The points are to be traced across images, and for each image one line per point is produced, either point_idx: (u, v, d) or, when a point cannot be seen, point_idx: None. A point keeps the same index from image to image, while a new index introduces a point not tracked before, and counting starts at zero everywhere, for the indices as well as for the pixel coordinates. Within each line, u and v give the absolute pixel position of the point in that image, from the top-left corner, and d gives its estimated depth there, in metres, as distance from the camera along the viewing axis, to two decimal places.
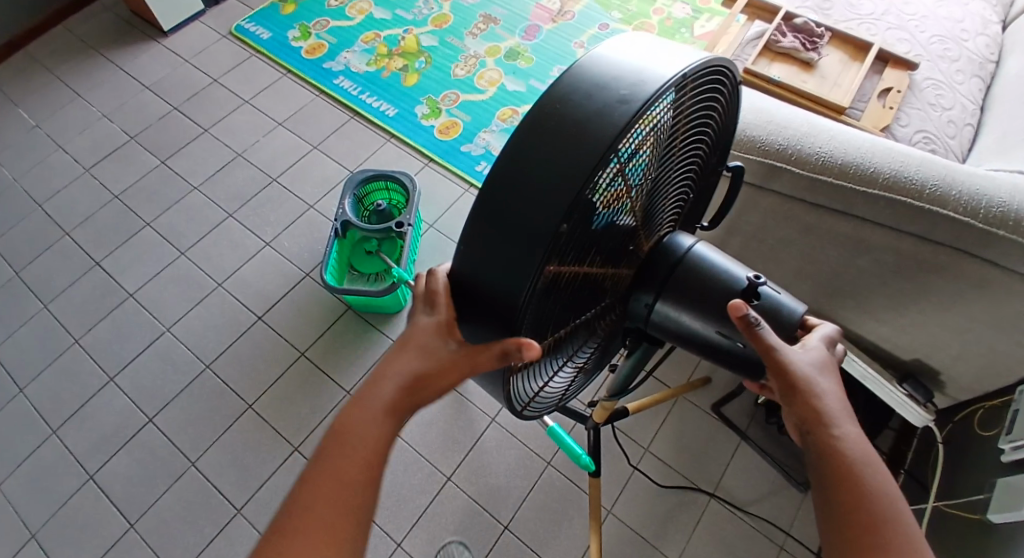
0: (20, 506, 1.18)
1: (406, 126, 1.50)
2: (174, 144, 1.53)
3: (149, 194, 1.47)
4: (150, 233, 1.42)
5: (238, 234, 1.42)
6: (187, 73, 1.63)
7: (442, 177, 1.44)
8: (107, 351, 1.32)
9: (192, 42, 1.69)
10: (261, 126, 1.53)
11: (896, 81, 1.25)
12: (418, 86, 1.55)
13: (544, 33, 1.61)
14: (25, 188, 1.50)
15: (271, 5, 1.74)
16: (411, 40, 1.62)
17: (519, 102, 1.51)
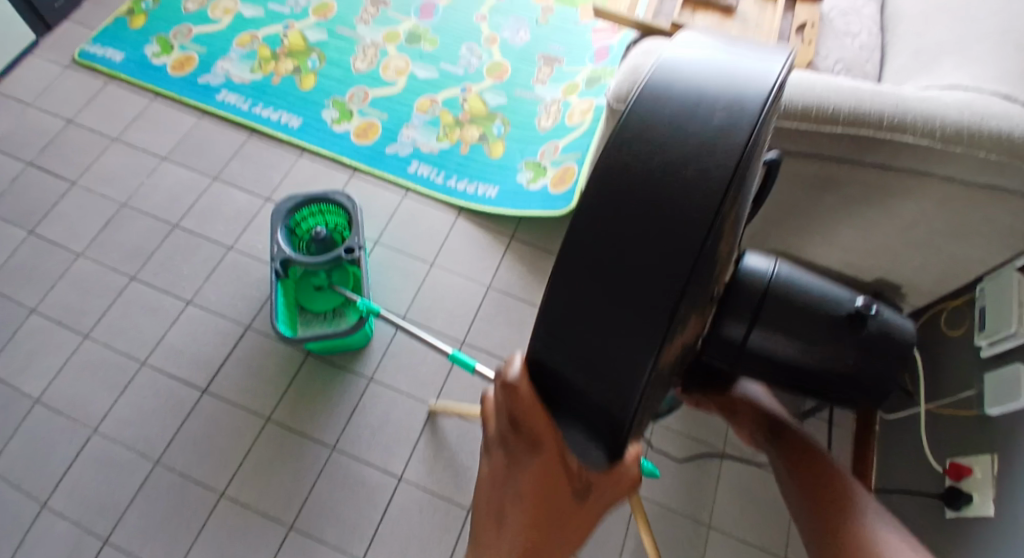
0: None
1: (316, 136, 1.36)
2: (37, 207, 1.28)
3: (24, 276, 1.23)
4: (40, 321, 1.19)
5: (151, 298, 1.22)
6: (32, 119, 1.37)
7: (372, 186, 1.32)
8: (31, 471, 1.09)
9: (27, 82, 1.41)
10: (140, 168, 1.32)
11: (808, 15, 1.28)
12: (316, 89, 1.41)
13: (440, 10, 1.53)
14: None
15: (115, 20, 1.49)
16: (296, 37, 1.47)
17: (435, 90, 1.42)
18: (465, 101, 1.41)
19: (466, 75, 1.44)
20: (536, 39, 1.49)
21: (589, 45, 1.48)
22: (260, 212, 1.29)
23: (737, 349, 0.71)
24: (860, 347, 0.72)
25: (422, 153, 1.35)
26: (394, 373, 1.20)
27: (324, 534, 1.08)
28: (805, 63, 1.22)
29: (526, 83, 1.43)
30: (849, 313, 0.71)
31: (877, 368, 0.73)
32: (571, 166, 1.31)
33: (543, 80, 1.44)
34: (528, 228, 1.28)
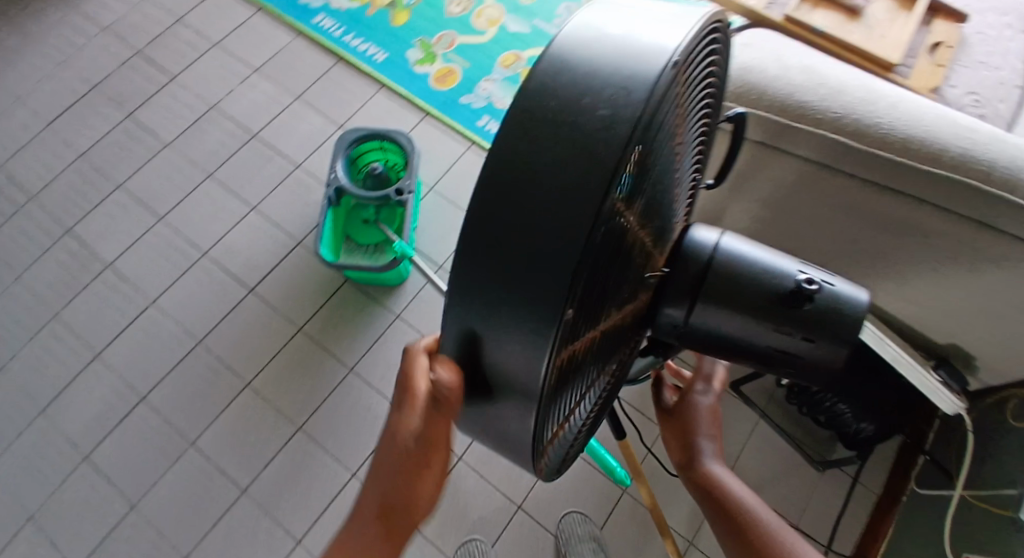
0: (15, 489, 1.13)
1: (398, 74, 1.46)
2: (141, 96, 1.43)
3: (117, 155, 1.37)
4: (123, 197, 1.34)
5: (221, 196, 1.34)
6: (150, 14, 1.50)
7: (440, 132, 1.41)
8: (91, 324, 1.24)
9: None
10: (234, 77, 1.45)
11: (946, 35, 1.12)
12: (408, 28, 1.51)
13: None
14: None
15: None
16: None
17: (521, 47, 1.48)
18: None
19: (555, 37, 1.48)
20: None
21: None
22: (327, 138, 1.40)
23: (676, 336, 0.55)
24: (810, 329, 0.51)
25: (494, 108, 1.42)
26: (418, 315, 1.24)
27: (324, 443, 1.15)
28: (926, 86, 1.07)
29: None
30: (788, 287, 0.50)
31: (830, 348, 0.51)
32: None
33: None
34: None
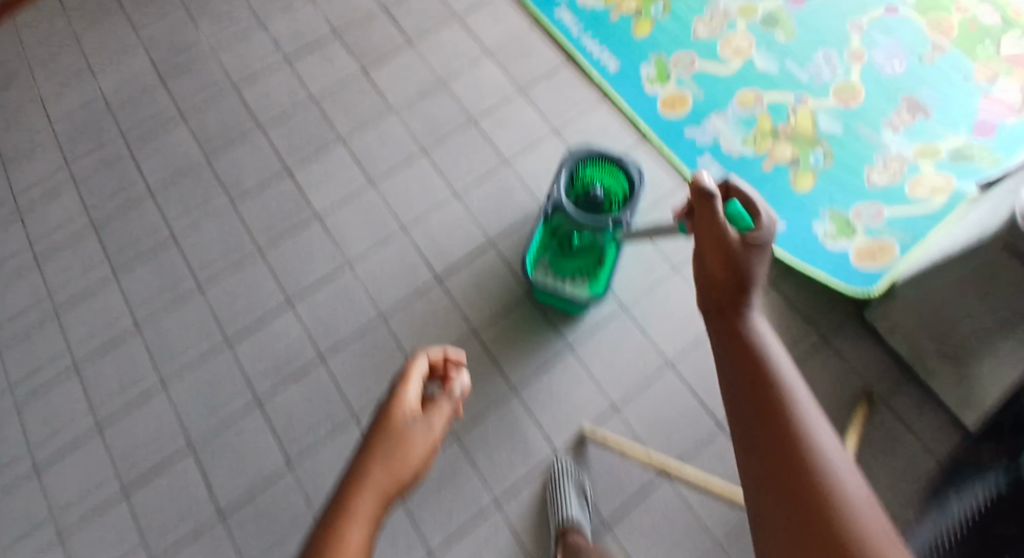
0: (186, 411, 1.18)
1: (625, 89, 1.39)
2: (376, 50, 1.45)
3: (343, 104, 1.41)
4: (341, 151, 1.37)
5: (429, 174, 1.34)
6: None
7: (654, 162, 1.35)
8: (287, 270, 1.27)
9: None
10: (465, 53, 1.44)
11: None
12: (648, 39, 1.42)
13: (813, 3, 1.47)
14: (225, 66, 1.46)
15: None
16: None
17: (765, 88, 1.39)
18: (792, 111, 1.36)
19: (809, 85, 1.39)
20: (910, 74, 1.39)
21: (971, 110, 1.35)
22: (541, 139, 1.36)
23: None
24: None
25: (719, 148, 1.34)
26: (596, 355, 1.22)
27: (476, 459, 1.15)
28: None
29: (873, 121, 1.35)
30: None
31: None
32: (890, 244, 1.24)
33: (895, 126, 1.34)
34: (794, 281, 1.25)
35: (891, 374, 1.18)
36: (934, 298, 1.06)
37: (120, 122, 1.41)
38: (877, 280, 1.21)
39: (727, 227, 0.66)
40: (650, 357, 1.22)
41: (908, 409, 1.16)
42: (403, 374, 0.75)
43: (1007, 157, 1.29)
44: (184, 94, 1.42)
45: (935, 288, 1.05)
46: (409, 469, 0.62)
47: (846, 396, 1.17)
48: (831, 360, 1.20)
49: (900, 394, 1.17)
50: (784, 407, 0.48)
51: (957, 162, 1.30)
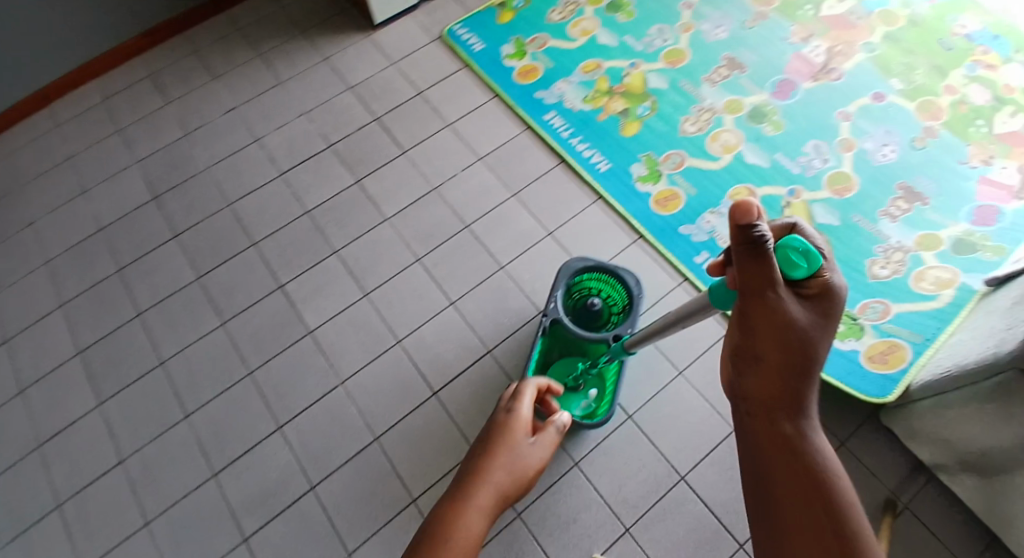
0: (169, 552, 1.11)
1: (617, 188, 1.37)
2: (370, 161, 1.46)
3: (339, 217, 1.41)
4: (335, 264, 1.36)
5: (423, 284, 1.32)
6: (391, 80, 1.57)
7: (650, 261, 1.30)
8: (278, 391, 1.23)
9: (402, 42, 1.62)
10: (460, 158, 1.44)
11: None
12: (636, 138, 1.42)
13: (799, 93, 1.43)
14: (219, 181, 1.47)
15: (488, 9, 1.62)
16: (637, 78, 1.48)
17: (758, 182, 1.35)
18: (788, 204, 1.33)
19: (801, 176, 1.35)
20: (903, 162, 1.35)
21: (968, 196, 1.30)
22: (537, 242, 1.33)
23: None
24: None
25: (716, 245, 1.30)
26: (602, 471, 1.18)
27: None
28: None
29: (869, 212, 1.31)
30: None
31: None
32: (901, 345, 1.18)
33: (892, 215, 1.31)
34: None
35: (912, 477, 1.13)
36: (949, 406, 1.03)
37: (114, 242, 1.41)
38: (891, 386, 1.15)
39: (774, 279, 0.54)
40: (659, 473, 1.18)
41: (932, 518, 1.10)
42: (519, 383, 0.78)
43: (1011, 245, 1.24)
44: (179, 216, 1.43)
45: (951, 400, 1.03)
46: (515, 491, 0.63)
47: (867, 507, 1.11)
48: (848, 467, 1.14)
49: (922, 501, 1.11)
50: (821, 509, 0.49)
51: (962, 253, 1.25)
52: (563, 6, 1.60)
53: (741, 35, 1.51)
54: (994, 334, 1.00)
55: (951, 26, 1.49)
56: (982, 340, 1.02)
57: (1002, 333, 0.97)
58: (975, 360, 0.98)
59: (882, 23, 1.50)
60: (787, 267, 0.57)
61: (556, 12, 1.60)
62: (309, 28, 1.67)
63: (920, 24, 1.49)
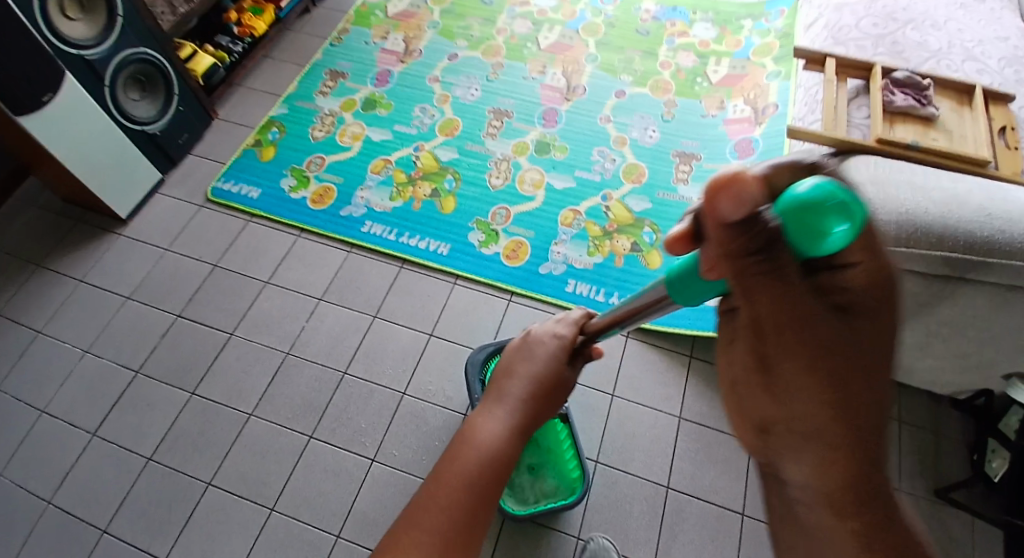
0: None
1: (465, 262, 1.36)
2: (196, 365, 1.26)
3: (193, 444, 1.19)
4: (218, 495, 1.15)
5: (331, 458, 1.16)
6: (172, 266, 1.37)
7: (533, 311, 1.30)
8: None
9: (165, 224, 1.42)
10: (299, 312, 1.31)
11: (1005, 118, 1.18)
12: (458, 211, 1.42)
13: (563, 115, 1.56)
14: (23, 485, 1.18)
15: (246, 152, 1.51)
16: (428, 159, 1.50)
17: (577, 200, 1.43)
18: (608, 209, 1.42)
19: (604, 180, 1.46)
20: (666, 136, 1.53)
21: (724, 138, 1.51)
22: (422, 350, 1.26)
23: None
24: None
25: (577, 270, 1.34)
26: (604, 528, 1.11)
27: None
28: (1007, 171, 1.12)
29: (666, 184, 1.46)
30: None
31: None
32: None
33: (683, 178, 1.46)
34: (706, 344, 1.26)
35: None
36: None
37: None
38: None
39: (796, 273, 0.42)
40: (649, 494, 1.13)
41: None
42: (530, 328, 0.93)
43: None
44: None
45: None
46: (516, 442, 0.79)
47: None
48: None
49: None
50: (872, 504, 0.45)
51: None
52: (321, 121, 1.56)
53: (491, 87, 1.61)
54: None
55: (639, 16, 1.75)
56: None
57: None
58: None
59: (590, 34, 1.71)
60: (809, 237, 0.40)
61: (317, 129, 1.54)
62: (43, 256, 1.40)
63: (617, 24, 1.73)
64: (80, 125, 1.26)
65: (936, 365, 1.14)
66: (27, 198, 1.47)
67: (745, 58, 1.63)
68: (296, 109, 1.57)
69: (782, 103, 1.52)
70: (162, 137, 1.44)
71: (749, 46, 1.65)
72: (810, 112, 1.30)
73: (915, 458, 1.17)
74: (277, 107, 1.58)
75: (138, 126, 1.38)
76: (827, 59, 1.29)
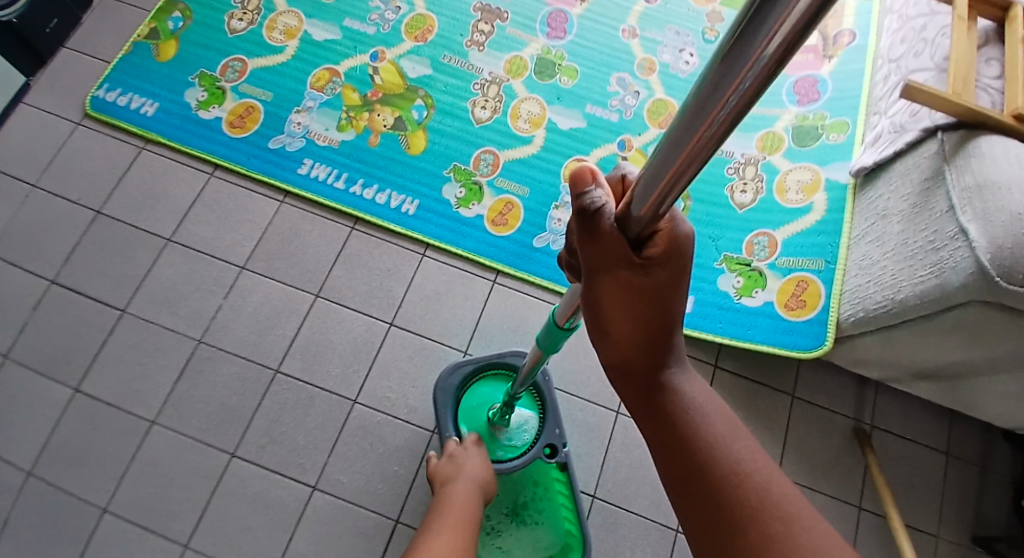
0: None
1: (435, 226, 1.04)
2: (79, 351, 0.95)
3: (79, 460, 0.91)
4: (113, 526, 0.88)
5: (260, 485, 0.90)
6: (41, 209, 1.02)
7: (521, 298, 1.01)
8: None
9: (28, 147, 1.05)
10: (215, 284, 0.99)
11: None
12: (429, 153, 1.07)
13: (574, 21, 1.18)
14: None
15: (137, 47, 1.11)
16: (390, 73, 1.12)
17: (583, 147, 1.09)
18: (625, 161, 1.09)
19: (622, 121, 1.12)
20: (706, 62, 1.17)
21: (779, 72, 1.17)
22: (380, 344, 0.98)
23: None
24: None
25: None
26: None
27: None
28: None
29: None
30: None
31: None
32: (807, 278, 1.03)
33: None
34: (734, 353, 1.04)
35: (863, 392, 1.05)
36: (898, 340, 0.89)
37: None
38: (823, 331, 1.00)
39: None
40: (654, 540, 0.93)
41: (896, 421, 1.05)
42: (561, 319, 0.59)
43: (850, 117, 1.12)
44: None
45: (894, 336, 0.89)
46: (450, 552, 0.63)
47: (841, 447, 1.02)
48: (811, 416, 1.03)
49: (882, 410, 1.05)
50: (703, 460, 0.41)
51: (808, 142, 1.12)
52: (242, 6, 1.14)
53: None
54: (918, 250, 0.85)
55: None
56: (902, 260, 0.87)
57: (931, 253, 0.82)
58: (917, 295, 0.83)
59: None
60: None
61: (236, 18, 1.13)
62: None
63: None
64: None
65: (1014, 413, 0.90)
66: None
67: None
68: None
69: (859, 30, 1.18)
70: (19, 24, 1.02)
71: None
72: (914, 54, 1.00)
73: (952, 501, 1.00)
74: None
75: None
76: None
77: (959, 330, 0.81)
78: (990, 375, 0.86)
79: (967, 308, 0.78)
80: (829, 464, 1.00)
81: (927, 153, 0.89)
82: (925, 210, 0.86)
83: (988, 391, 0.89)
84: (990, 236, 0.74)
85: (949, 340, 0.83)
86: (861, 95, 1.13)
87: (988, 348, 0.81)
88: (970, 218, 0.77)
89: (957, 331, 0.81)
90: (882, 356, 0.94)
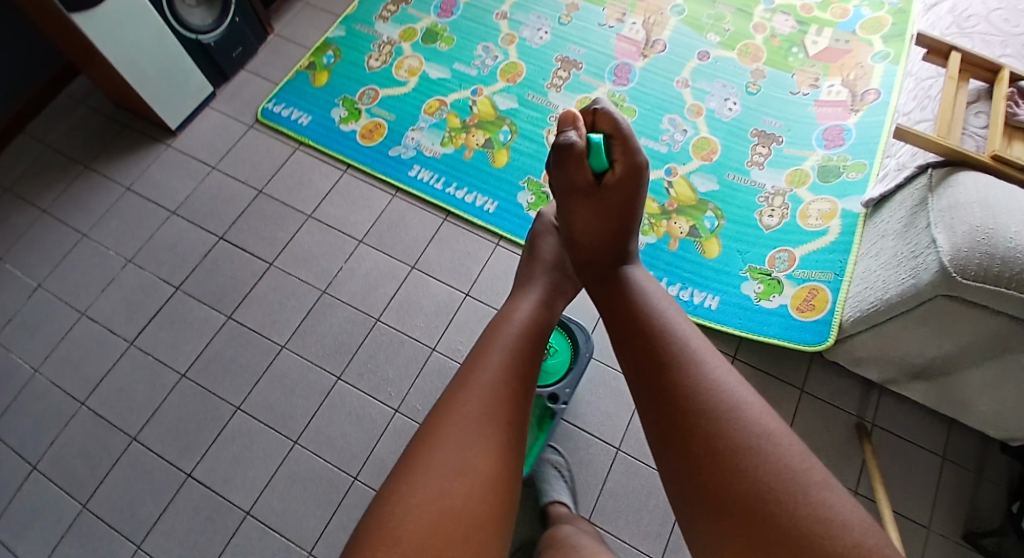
0: None
1: (510, 222, 1.29)
2: (234, 290, 1.26)
3: (225, 369, 1.20)
4: (246, 421, 1.16)
5: (357, 403, 1.16)
6: (217, 185, 1.36)
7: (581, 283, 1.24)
8: None
9: (211, 141, 1.40)
10: (338, 251, 1.28)
11: None
12: (509, 167, 1.34)
13: (637, 73, 1.45)
14: (60, 385, 1.21)
15: (299, 76, 1.46)
16: (485, 105, 1.41)
17: None
18: (671, 184, 1.34)
19: (671, 153, 1.37)
20: (748, 110, 1.40)
21: (811, 122, 1.38)
22: (458, 308, 1.23)
23: None
24: None
25: None
26: (614, 514, 1.08)
27: None
28: None
29: (739, 165, 1.35)
30: None
31: None
32: (819, 286, 1.21)
33: (758, 161, 1.35)
34: (751, 346, 1.21)
35: (867, 394, 1.17)
36: (889, 336, 1.04)
37: None
38: (826, 329, 1.17)
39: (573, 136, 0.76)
40: None
41: (898, 422, 1.15)
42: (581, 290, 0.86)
43: (868, 160, 1.31)
44: (30, 443, 1.17)
45: (886, 330, 1.04)
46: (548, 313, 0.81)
47: (843, 437, 1.14)
48: (816, 411, 1.16)
49: (885, 411, 1.16)
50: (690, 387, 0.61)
51: (831, 179, 1.31)
52: (378, 50, 1.48)
53: (562, 32, 1.49)
54: (904, 258, 1.01)
55: None
56: (893, 266, 1.03)
57: (912, 260, 0.97)
58: (898, 293, 0.99)
59: None
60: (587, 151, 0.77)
61: (374, 59, 1.47)
62: (89, 158, 1.40)
63: None
64: (134, 30, 1.22)
65: (1000, 412, 1.01)
66: (83, 98, 1.47)
67: (850, 31, 1.46)
68: (354, 34, 1.51)
69: (884, 90, 1.38)
70: (214, 47, 1.39)
71: (858, 17, 1.48)
72: (920, 109, 1.17)
73: (950, 495, 1.09)
74: (334, 29, 1.52)
75: (192, 35, 1.34)
76: (953, 52, 1.13)
77: (940, 324, 0.95)
78: (969, 369, 0.99)
79: (935, 302, 0.93)
80: (831, 450, 1.13)
81: (920, 185, 1.05)
82: (911, 227, 1.02)
83: (975, 390, 1.01)
84: (952, 243, 0.89)
85: (935, 332, 0.97)
86: (880, 141, 1.32)
87: (964, 338, 0.95)
88: (940, 229, 0.93)
89: (937, 325, 0.96)
90: (878, 351, 1.09)
